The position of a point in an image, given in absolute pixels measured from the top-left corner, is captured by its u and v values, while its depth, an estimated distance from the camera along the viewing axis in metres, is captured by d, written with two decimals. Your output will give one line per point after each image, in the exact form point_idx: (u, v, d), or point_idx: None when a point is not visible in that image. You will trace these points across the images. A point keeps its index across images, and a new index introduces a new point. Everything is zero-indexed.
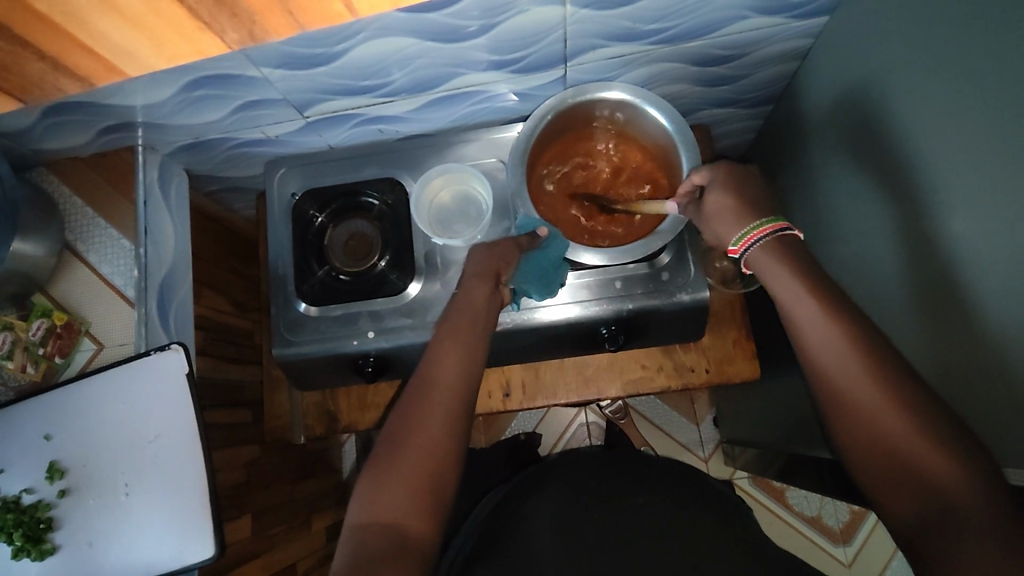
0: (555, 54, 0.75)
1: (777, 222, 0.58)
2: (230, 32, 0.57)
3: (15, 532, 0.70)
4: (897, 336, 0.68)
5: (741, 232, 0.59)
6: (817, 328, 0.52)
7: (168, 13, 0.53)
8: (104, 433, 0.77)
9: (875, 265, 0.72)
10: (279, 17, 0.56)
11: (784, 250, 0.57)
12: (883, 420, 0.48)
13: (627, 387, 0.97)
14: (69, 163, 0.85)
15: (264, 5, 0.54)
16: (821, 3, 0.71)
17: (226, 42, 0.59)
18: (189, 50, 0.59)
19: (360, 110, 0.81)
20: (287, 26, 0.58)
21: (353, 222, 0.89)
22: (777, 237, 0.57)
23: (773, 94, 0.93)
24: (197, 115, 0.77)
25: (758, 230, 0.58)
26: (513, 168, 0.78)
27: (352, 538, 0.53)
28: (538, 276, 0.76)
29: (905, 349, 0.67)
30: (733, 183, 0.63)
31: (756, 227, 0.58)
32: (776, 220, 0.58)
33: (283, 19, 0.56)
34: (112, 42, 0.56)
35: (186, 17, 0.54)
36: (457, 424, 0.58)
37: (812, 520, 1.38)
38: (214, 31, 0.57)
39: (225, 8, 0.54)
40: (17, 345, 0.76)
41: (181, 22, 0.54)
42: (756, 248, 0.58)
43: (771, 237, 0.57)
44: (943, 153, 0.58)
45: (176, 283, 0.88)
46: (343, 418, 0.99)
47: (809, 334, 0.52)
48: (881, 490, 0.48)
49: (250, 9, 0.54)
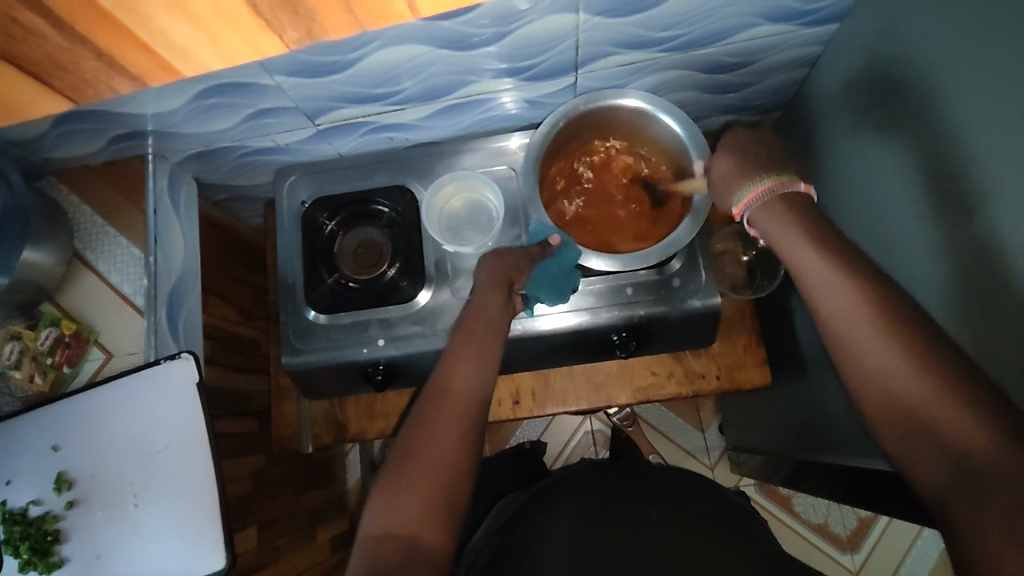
0: (566, 61, 0.75)
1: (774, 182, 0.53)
2: (289, 31, 0.53)
3: (21, 545, 0.70)
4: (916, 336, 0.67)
5: (743, 188, 0.55)
6: (834, 304, 0.47)
7: (232, 14, 0.49)
8: (112, 443, 0.76)
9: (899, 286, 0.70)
10: (339, 15, 0.51)
11: (790, 211, 0.51)
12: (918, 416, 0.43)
13: (637, 394, 0.97)
14: (78, 172, 0.85)
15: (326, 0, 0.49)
16: (830, 10, 0.72)
17: (286, 41, 0.54)
18: (244, 49, 0.54)
19: (370, 118, 0.81)
20: (346, 25, 0.53)
21: (363, 230, 0.88)
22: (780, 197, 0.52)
23: (779, 102, 0.94)
24: (208, 123, 0.77)
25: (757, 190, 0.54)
26: (526, 174, 0.78)
27: (364, 550, 0.53)
28: (549, 282, 0.77)
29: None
30: None
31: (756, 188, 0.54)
32: (775, 176, 0.53)
33: (342, 17, 0.51)
34: (170, 38, 0.51)
35: (249, 15, 0.49)
36: (471, 429, 0.58)
37: (819, 527, 1.38)
38: (274, 29, 0.52)
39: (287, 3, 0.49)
40: (25, 355, 0.76)
41: (243, 20, 0.50)
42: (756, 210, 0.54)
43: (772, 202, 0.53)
44: (953, 161, 0.58)
45: (185, 291, 0.88)
46: (351, 427, 0.98)
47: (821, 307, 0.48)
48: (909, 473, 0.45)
49: (312, 6, 0.50)
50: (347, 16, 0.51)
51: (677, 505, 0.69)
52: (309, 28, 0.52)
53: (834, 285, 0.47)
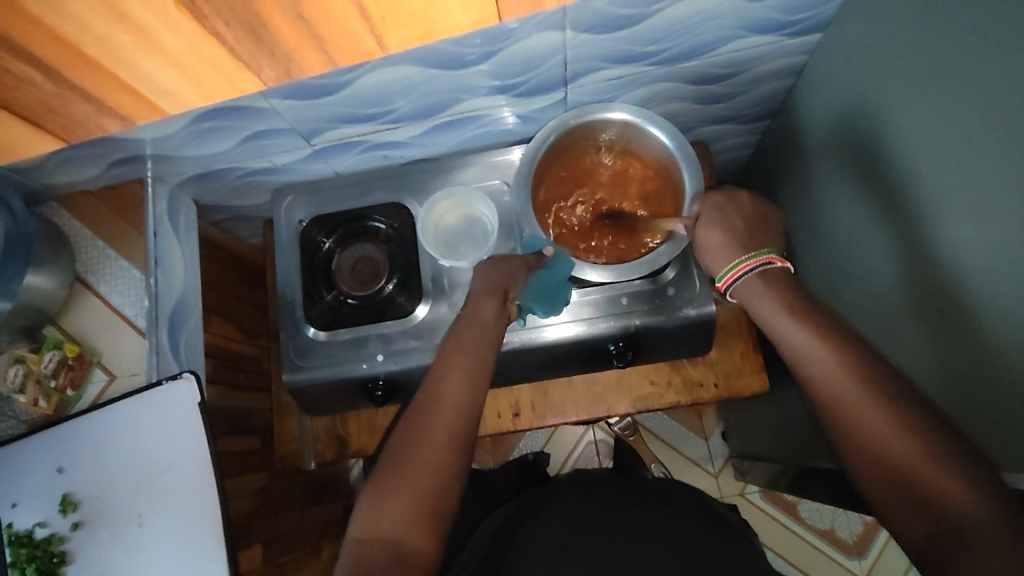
0: (555, 77, 0.76)
1: (762, 257, 0.61)
2: (267, 70, 0.54)
3: (28, 567, 0.70)
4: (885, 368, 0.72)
5: (729, 265, 0.62)
6: (816, 368, 0.54)
7: (210, 56, 0.50)
8: (116, 464, 0.77)
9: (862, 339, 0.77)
10: (315, 55, 0.53)
11: (773, 288, 0.59)
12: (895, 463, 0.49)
13: (636, 403, 0.97)
14: (78, 197, 0.86)
15: (298, 39, 0.50)
16: (814, 21, 0.73)
17: (264, 80, 0.55)
18: (226, 88, 0.56)
19: (364, 137, 0.83)
20: (323, 65, 0.55)
21: (360, 246, 0.89)
22: (761, 273, 0.61)
23: (769, 111, 0.95)
24: (206, 146, 0.79)
25: (745, 265, 0.61)
26: (519, 188, 0.79)
27: (353, 551, 0.54)
28: (544, 294, 0.77)
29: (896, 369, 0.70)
30: (719, 222, 0.64)
31: (745, 262, 0.61)
32: (762, 255, 0.61)
33: (318, 56, 0.53)
34: (153, 80, 0.53)
35: (226, 55, 0.51)
36: (464, 437, 0.59)
37: (826, 532, 1.37)
38: (251, 69, 0.53)
39: (264, 47, 0.51)
40: (29, 378, 0.78)
41: (222, 60, 0.51)
42: (741, 285, 0.61)
43: (758, 275, 0.61)
44: (939, 167, 0.59)
45: (186, 311, 0.89)
46: (353, 443, 0.99)
47: (804, 363, 0.54)
48: (891, 521, 0.50)
49: (287, 46, 0.51)
50: (323, 56, 0.53)
51: (669, 516, 0.69)
52: (287, 67, 0.54)
53: (819, 350, 0.54)
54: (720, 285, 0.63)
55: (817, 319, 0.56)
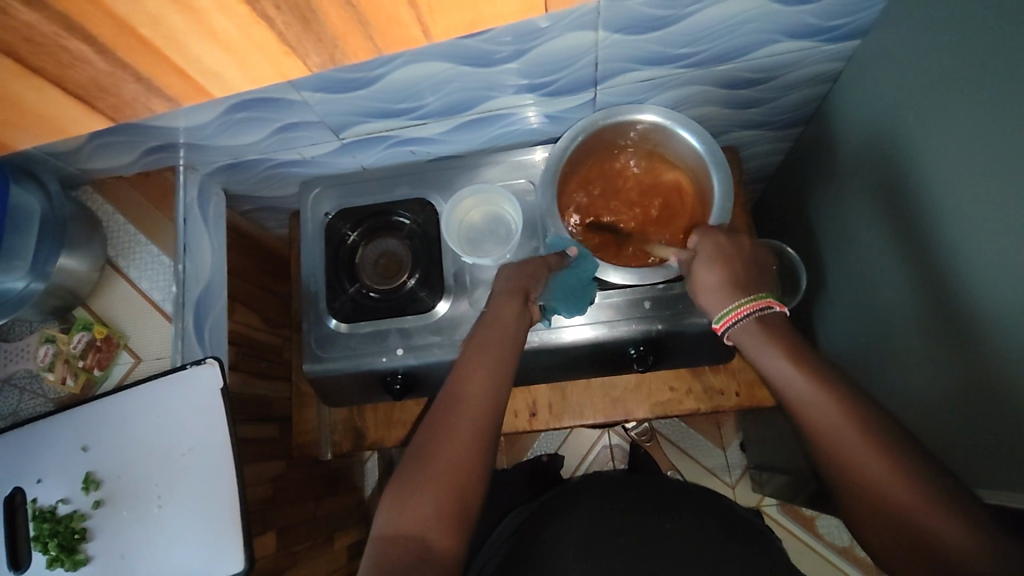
0: (586, 77, 0.76)
1: (759, 300, 0.62)
2: (313, 56, 0.51)
3: (51, 542, 0.73)
4: (926, 391, 0.70)
5: (724, 309, 0.63)
6: (815, 402, 0.54)
7: (256, 39, 0.47)
8: (138, 446, 0.78)
9: (902, 372, 0.76)
10: (360, 41, 0.50)
11: (771, 331, 0.60)
12: (885, 492, 0.49)
13: (654, 409, 0.96)
14: (112, 182, 0.88)
15: (343, 21, 0.47)
16: (852, 27, 0.72)
17: (309, 65, 0.53)
18: (271, 72, 0.53)
19: (393, 132, 0.83)
20: (366, 51, 0.52)
21: (384, 241, 0.90)
22: (761, 315, 0.61)
23: (801, 117, 0.93)
24: (237, 136, 0.80)
25: (739, 310, 0.62)
26: (545, 188, 0.79)
27: (377, 550, 0.54)
28: (566, 294, 0.77)
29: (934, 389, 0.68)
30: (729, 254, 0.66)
31: (742, 305, 0.62)
32: (756, 300, 0.62)
33: (363, 43, 0.50)
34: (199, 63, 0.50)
35: (274, 39, 0.48)
36: (486, 437, 0.59)
37: (843, 549, 1.35)
38: (297, 55, 0.50)
39: (311, 31, 0.48)
40: (58, 357, 0.81)
41: (269, 44, 0.48)
42: (740, 326, 0.62)
43: (755, 316, 0.61)
44: (981, 180, 0.57)
45: (212, 298, 0.90)
46: (370, 435, 0.99)
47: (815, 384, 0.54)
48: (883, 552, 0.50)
49: (332, 30, 0.48)
50: (367, 43, 0.50)
51: (694, 519, 0.69)
52: (332, 54, 0.51)
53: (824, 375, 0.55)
54: (716, 326, 0.64)
55: (810, 355, 0.57)
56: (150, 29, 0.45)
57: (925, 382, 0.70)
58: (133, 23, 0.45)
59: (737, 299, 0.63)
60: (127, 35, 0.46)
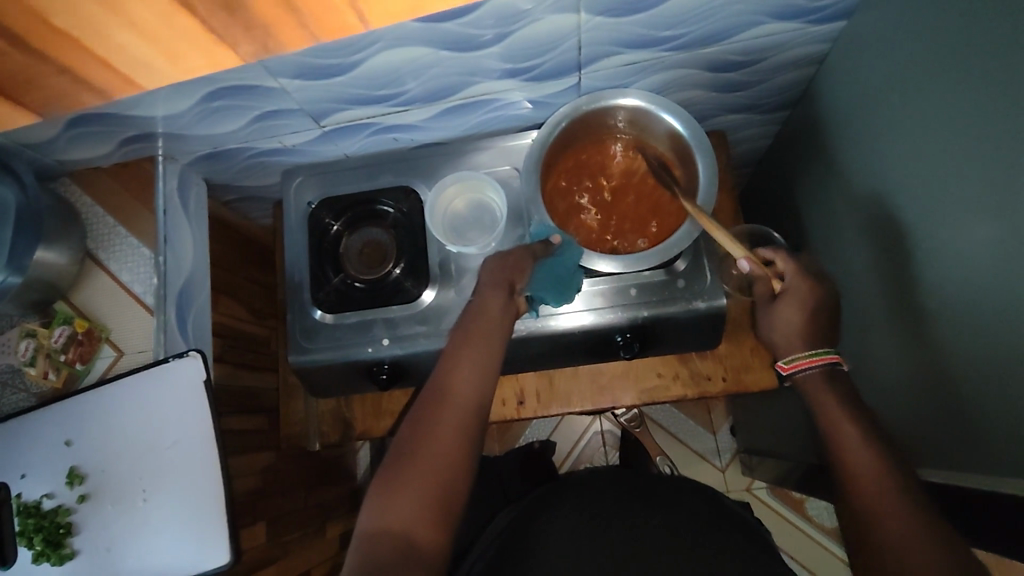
0: (570, 61, 0.75)
1: (828, 355, 0.62)
2: (244, 45, 0.49)
3: (35, 537, 0.72)
4: (911, 376, 0.70)
5: (793, 354, 0.64)
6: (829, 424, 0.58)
7: (184, 27, 0.46)
8: (121, 440, 0.77)
9: (886, 358, 0.75)
10: (293, 28, 0.48)
11: (834, 385, 0.60)
12: (868, 506, 0.52)
13: (642, 396, 0.96)
14: (90, 173, 0.87)
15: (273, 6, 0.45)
16: (838, 8, 0.71)
17: (242, 54, 0.51)
18: (202, 62, 0.51)
19: (374, 119, 0.82)
20: (302, 40, 0.49)
21: (368, 230, 0.89)
22: (826, 369, 0.61)
23: (788, 101, 0.92)
24: (216, 125, 0.78)
25: (808, 358, 0.62)
26: (528, 174, 0.78)
27: (361, 545, 0.53)
28: (552, 284, 0.77)
29: (919, 372, 0.68)
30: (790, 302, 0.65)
31: (807, 356, 0.62)
32: (828, 354, 0.62)
33: (297, 30, 0.48)
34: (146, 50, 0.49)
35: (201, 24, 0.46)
36: (472, 429, 0.59)
37: (832, 531, 1.36)
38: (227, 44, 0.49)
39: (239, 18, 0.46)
40: (39, 352, 0.79)
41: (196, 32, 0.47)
42: (802, 374, 0.62)
43: (820, 368, 0.62)
44: (966, 163, 0.57)
45: (194, 291, 0.90)
46: (358, 425, 0.99)
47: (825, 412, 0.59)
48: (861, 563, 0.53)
49: (261, 16, 0.46)
50: (303, 30, 0.48)
51: (678, 508, 0.69)
52: (264, 42, 0.49)
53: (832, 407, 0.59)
54: (782, 366, 0.64)
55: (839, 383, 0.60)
56: (66, 18, 0.44)
57: (910, 366, 0.70)
58: (50, 14, 0.43)
59: (809, 341, 0.63)
60: (48, 27, 0.45)
